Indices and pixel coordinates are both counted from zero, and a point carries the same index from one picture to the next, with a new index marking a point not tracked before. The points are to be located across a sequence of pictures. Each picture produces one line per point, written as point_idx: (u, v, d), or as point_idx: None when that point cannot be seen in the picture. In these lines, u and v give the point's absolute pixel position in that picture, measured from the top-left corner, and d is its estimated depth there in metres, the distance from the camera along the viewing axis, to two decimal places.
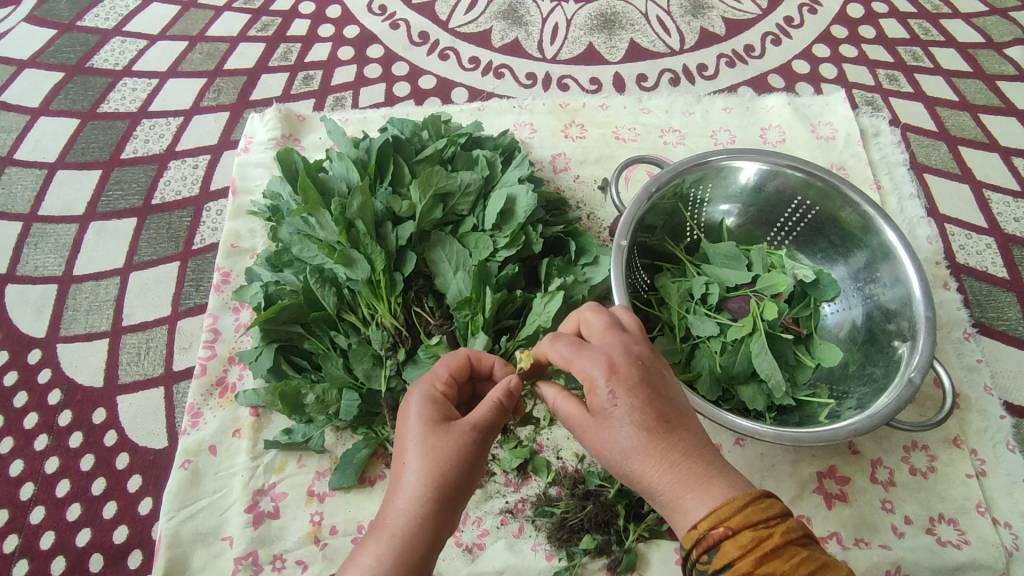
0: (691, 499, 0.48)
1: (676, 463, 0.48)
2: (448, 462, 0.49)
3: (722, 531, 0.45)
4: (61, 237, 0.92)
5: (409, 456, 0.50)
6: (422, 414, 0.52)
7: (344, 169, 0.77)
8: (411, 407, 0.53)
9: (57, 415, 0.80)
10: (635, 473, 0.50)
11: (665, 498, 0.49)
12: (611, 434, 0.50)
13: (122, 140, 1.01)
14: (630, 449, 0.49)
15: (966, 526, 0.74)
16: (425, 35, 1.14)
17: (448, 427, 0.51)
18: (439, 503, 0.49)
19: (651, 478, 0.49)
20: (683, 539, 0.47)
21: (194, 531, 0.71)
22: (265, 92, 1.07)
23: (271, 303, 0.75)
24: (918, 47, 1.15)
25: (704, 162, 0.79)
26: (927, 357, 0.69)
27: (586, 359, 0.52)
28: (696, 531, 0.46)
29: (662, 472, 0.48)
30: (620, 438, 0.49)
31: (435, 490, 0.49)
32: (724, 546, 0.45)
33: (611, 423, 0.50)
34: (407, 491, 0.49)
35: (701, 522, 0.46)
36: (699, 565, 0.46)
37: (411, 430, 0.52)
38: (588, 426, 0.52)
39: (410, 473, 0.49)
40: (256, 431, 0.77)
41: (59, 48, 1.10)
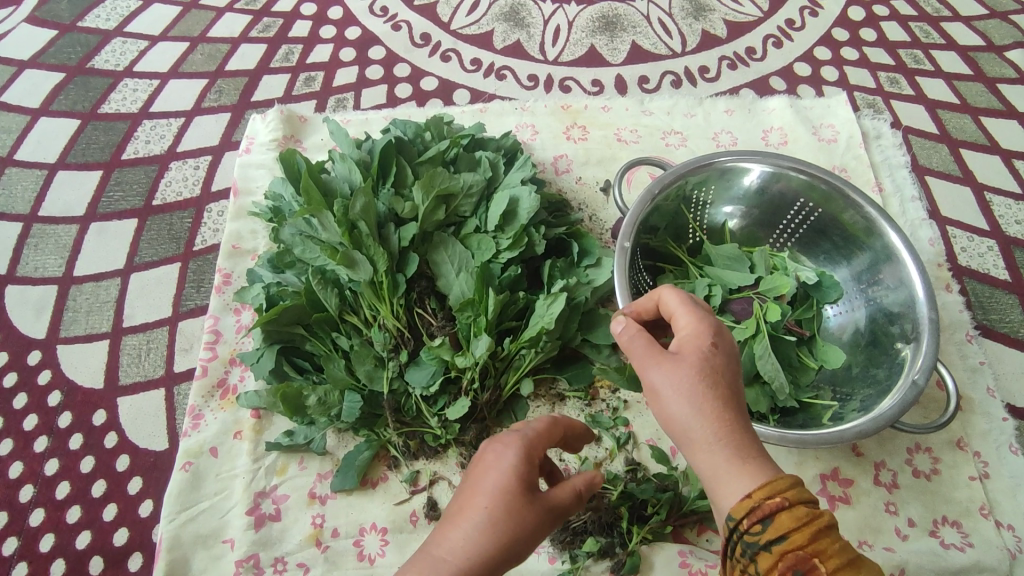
0: (744, 467, 0.47)
1: (741, 426, 0.49)
2: (516, 539, 0.46)
3: (780, 501, 0.45)
4: (61, 238, 0.91)
5: (476, 511, 0.47)
6: (507, 474, 0.48)
7: (347, 171, 0.77)
8: (497, 465, 0.49)
9: (57, 416, 0.79)
10: (701, 411, 0.49)
11: (713, 452, 0.48)
12: (694, 366, 0.50)
13: (123, 141, 1.00)
14: (705, 387, 0.50)
15: (970, 529, 0.74)
16: (427, 36, 1.14)
17: (527, 498, 0.48)
18: (490, 571, 0.46)
19: (717, 427, 0.49)
20: (734, 508, 0.46)
21: (195, 534, 0.71)
22: (266, 93, 1.07)
23: (272, 305, 0.74)
24: (919, 50, 1.15)
25: (707, 164, 0.79)
26: (931, 360, 0.69)
27: (689, 316, 0.54)
28: (751, 500, 0.45)
29: (728, 427, 0.49)
30: (702, 374, 0.50)
31: (496, 557, 0.46)
32: (780, 517, 0.44)
33: (699, 360, 0.51)
34: (469, 542, 0.46)
35: (758, 490, 0.46)
36: (746, 536, 0.45)
37: (492, 485, 0.48)
38: (663, 357, 0.52)
39: (477, 535, 0.46)
40: (257, 433, 0.76)
41: (60, 48, 1.10)
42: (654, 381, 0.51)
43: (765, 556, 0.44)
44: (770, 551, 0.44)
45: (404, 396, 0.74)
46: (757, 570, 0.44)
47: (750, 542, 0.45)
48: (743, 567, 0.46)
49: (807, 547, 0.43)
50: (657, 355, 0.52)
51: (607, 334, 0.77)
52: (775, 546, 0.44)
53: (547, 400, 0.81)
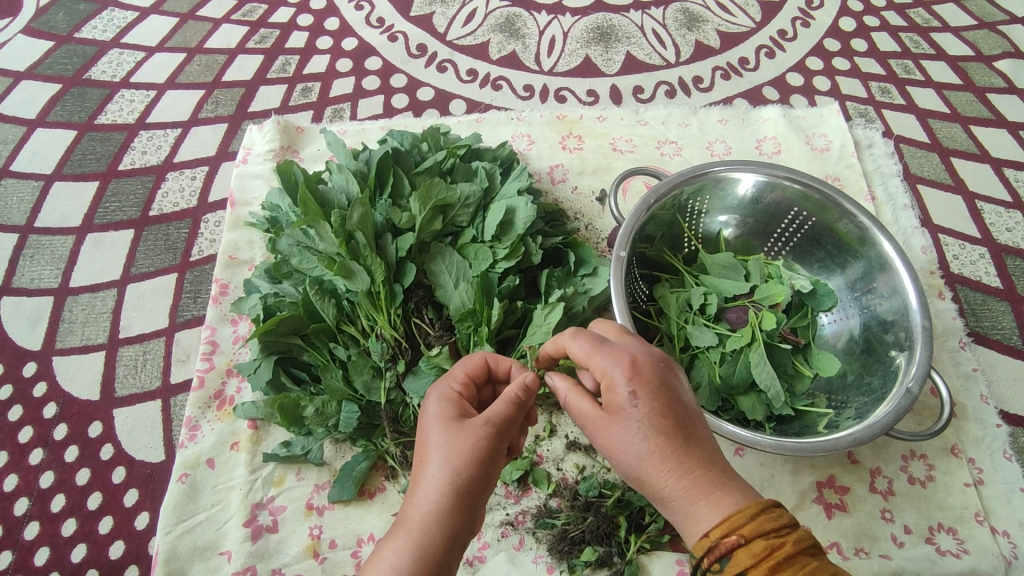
0: (705, 505, 0.48)
1: (691, 469, 0.49)
2: (465, 466, 0.50)
3: (735, 539, 0.46)
4: (57, 249, 0.91)
5: (429, 454, 0.51)
6: (443, 417, 0.53)
7: (344, 181, 0.77)
8: (432, 405, 0.55)
9: (53, 428, 0.79)
10: (650, 469, 0.49)
11: (677, 502, 0.49)
12: (629, 422, 0.50)
13: (119, 152, 1.00)
14: (643, 445, 0.49)
15: (965, 535, 0.75)
16: (424, 47, 1.14)
17: (462, 426, 0.52)
18: (461, 503, 0.50)
19: (671, 477, 0.49)
20: (695, 547, 0.48)
21: (192, 546, 0.71)
22: (263, 104, 1.07)
23: (270, 315, 0.74)
24: (910, 60, 1.17)
25: (702, 174, 0.80)
26: (924, 368, 0.69)
27: (604, 359, 0.52)
28: (710, 538, 0.47)
29: (676, 475, 0.49)
30: (642, 433, 0.49)
31: (458, 489, 0.50)
32: (736, 555, 0.45)
33: (631, 418, 0.50)
34: (431, 488, 0.50)
35: (715, 530, 0.47)
36: (709, 574, 0.47)
37: (434, 427, 0.53)
38: (599, 420, 0.52)
39: (429, 476, 0.50)
40: (254, 444, 0.76)
41: (57, 60, 1.10)
42: (605, 446, 0.52)
43: None
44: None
45: (402, 406, 0.74)
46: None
47: None
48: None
49: None
50: (594, 420, 0.52)
51: None
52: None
53: (546, 408, 0.80)
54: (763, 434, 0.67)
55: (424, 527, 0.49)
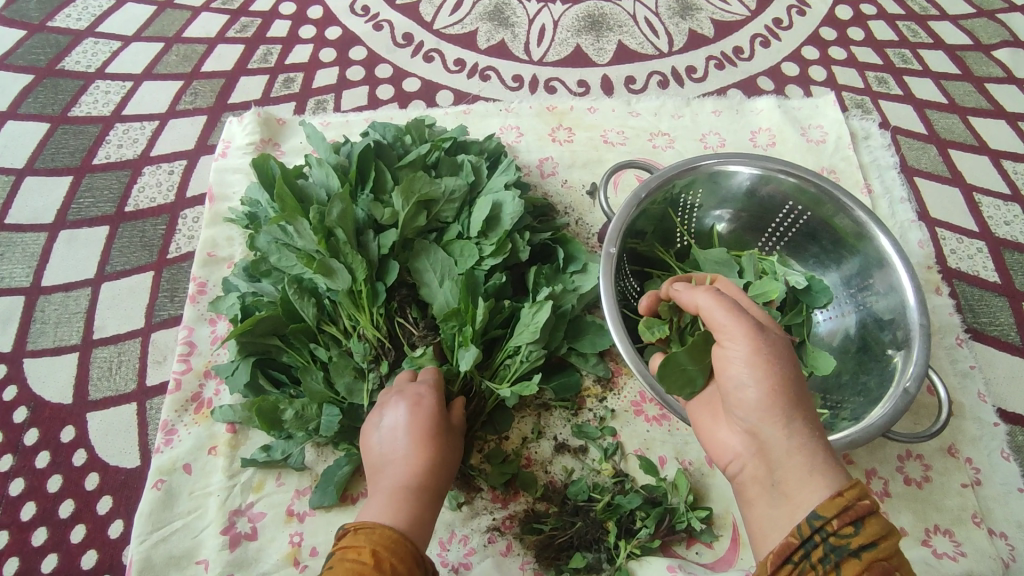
0: (832, 464, 0.49)
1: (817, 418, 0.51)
2: (442, 456, 0.61)
3: (871, 503, 0.46)
4: (29, 247, 0.88)
5: (406, 450, 0.60)
6: (416, 418, 0.62)
7: (325, 176, 0.74)
8: (405, 411, 0.62)
9: (23, 433, 0.76)
10: (799, 389, 0.51)
11: (795, 427, 0.50)
12: (784, 341, 0.53)
13: (94, 146, 0.97)
14: (785, 361, 0.51)
15: (962, 537, 0.73)
16: (410, 36, 1.11)
17: (438, 431, 0.62)
18: (434, 487, 0.59)
19: (802, 408, 0.50)
20: (823, 506, 0.46)
21: (167, 555, 0.68)
22: (244, 96, 1.04)
23: (248, 315, 0.72)
24: (907, 49, 1.14)
25: (695, 167, 0.77)
26: (922, 368, 0.67)
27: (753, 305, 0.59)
28: (843, 499, 0.46)
29: (796, 401, 0.50)
30: (777, 354, 0.51)
31: (439, 470, 0.60)
32: (871, 520, 0.45)
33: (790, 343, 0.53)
34: (411, 470, 0.59)
35: (849, 488, 0.46)
36: (833, 537, 0.45)
37: (412, 429, 0.61)
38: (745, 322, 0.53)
39: (413, 460, 0.59)
40: (233, 448, 0.74)
41: (29, 49, 1.06)
42: (734, 355, 0.52)
43: (854, 561, 0.44)
44: (859, 557, 0.44)
45: None
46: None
47: (837, 544, 0.44)
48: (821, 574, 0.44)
49: (895, 558, 0.44)
50: (728, 323, 0.53)
51: (592, 343, 0.75)
52: (865, 553, 0.44)
53: (533, 410, 0.79)
54: None
55: (412, 496, 0.57)
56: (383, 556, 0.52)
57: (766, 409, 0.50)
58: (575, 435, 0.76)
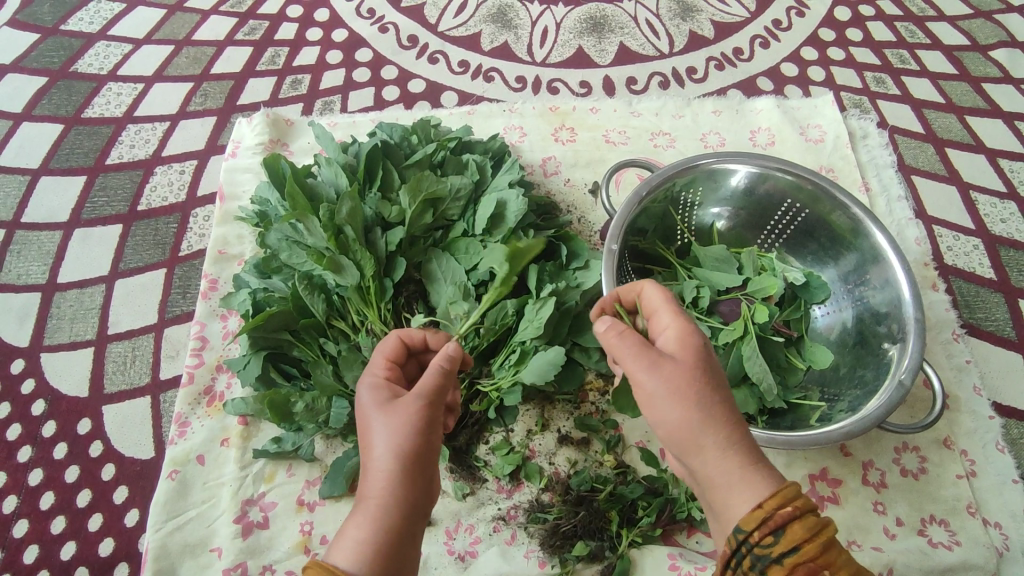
0: (756, 476, 0.49)
1: (735, 431, 0.50)
2: (412, 429, 0.50)
3: (792, 510, 0.46)
4: (45, 245, 0.90)
5: (369, 440, 0.51)
6: (372, 400, 0.53)
7: (333, 175, 0.76)
8: (361, 394, 0.54)
9: (41, 426, 0.78)
10: (706, 414, 0.50)
11: (708, 453, 0.50)
12: (688, 368, 0.51)
13: (106, 146, 0.99)
14: (693, 391, 0.50)
15: (957, 527, 0.75)
16: (415, 38, 1.13)
17: (399, 404, 0.52)
18: (415, 471, 0.50)
19: (716, 428, 0.50)
20: (743, 520, 0.47)
21: (182, 543, 0.70)
22: (252, 97, 1.06)
23: (259, 311, 0.74)
24: (905, 50, 1.16)
25: (695, 165, 0.79)
26: (917, 360, 0.69)
27: (665, 315, 0.56)
28: (763, 510, 0.47)
29: (706, 425, 0.50)
30: (683, 381, 0.51)
31: (411, 443, 0.50)
32: (792, 527, 0.46)
33: (696, 364, 0.52)
34: (376, 464, 0.49)
35: (769, 499, 0.47)
36: (756, 549, 0.46)
37: (371, 411, 0.52)
38: (648, 356, 0.52)
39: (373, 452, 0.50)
40: (245, 440, 0.76)
41: (42, 52, 1.09)
42: (645, 387, 0.52)
43: (776, 568, 0.45)
44: (781, 563, 0.45)
45: None
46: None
47: (760, 555, 0.46)
48: None
49: (818, 559, 0.45)
50: (633, 358, 0.52)
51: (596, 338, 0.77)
52: (786, 559, 0.45)
53: (537, 403, 0.80)
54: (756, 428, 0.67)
55: (383, 496, 0.48)
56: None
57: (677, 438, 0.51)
58: (578, 427, 0.77)
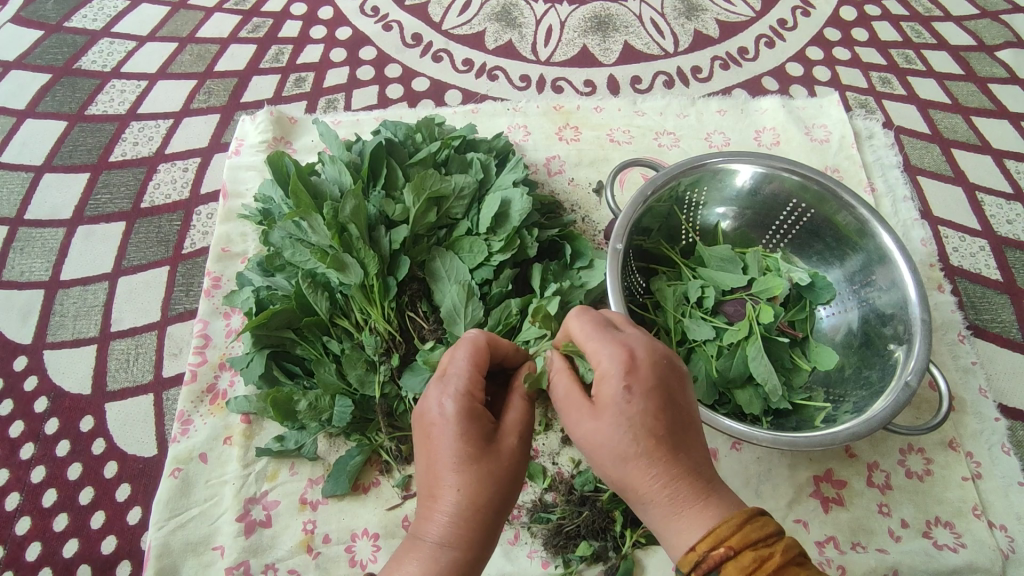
0: (691, 516, 0.48)
1: (667, 480, 0.48)
2: (499, 484, 0.50)
3: (723, 552, 0.45)
4: (48, 242, 0.90)
5: (447, 474, 0.49)
6: (460, 433, 0.50)
7: (337, 173, 0.76)
8: (444, 412, 0.51)
9: (44, 423, 0.78)
10: (629, 468, 0.49)
11: (641, 501, 0.50)
12: (604, 423, 0.49)
13: (110, 143, 0.99)
14: (624, 445, 0.49)
15: (963, 529, 0.74)
16: (419, 36, 1.13)
17: (491, 449, 0.50)
18: (484, 519, 0.49)
19: (649, 479, 0.49)
20: (680, 561, 0.47)
21: (184, 541, 0.70)
22: (256, 94, 1.06)
23: (262, 308, 0.74)
24: (911, 50, 1.15)
25: (700, 165, 0.78)
26: (923, 362, 0.69)
27: (604, 348, 0.51)
28: (695, 553, 0.46)
29: (642, 474, 0.48)
30: (627, 431, 0.48)
31: (489, 497, 0.49)
32: (725, 568, 0.44)
33: (614, 416, 0.49)
34: (450, 506, 0.48)
35: (701, 542, 0.46)
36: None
37: (456, 447, 0.50)
38: (577, 408, 0.52)
39: (451, 491, 0.49)
40: (247, 438, 0.76)
41: (46, 49, 1.09)
42: (583, 435, 0.51)
43: None
44: None
45: (397, 400, 0.74)
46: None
47: None
48: None
49: None
50: (567, 407, 0.53)
51: None
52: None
53: (540, 402, 0.80)
54: (760, 428, 0.67)
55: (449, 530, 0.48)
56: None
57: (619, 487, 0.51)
58: None
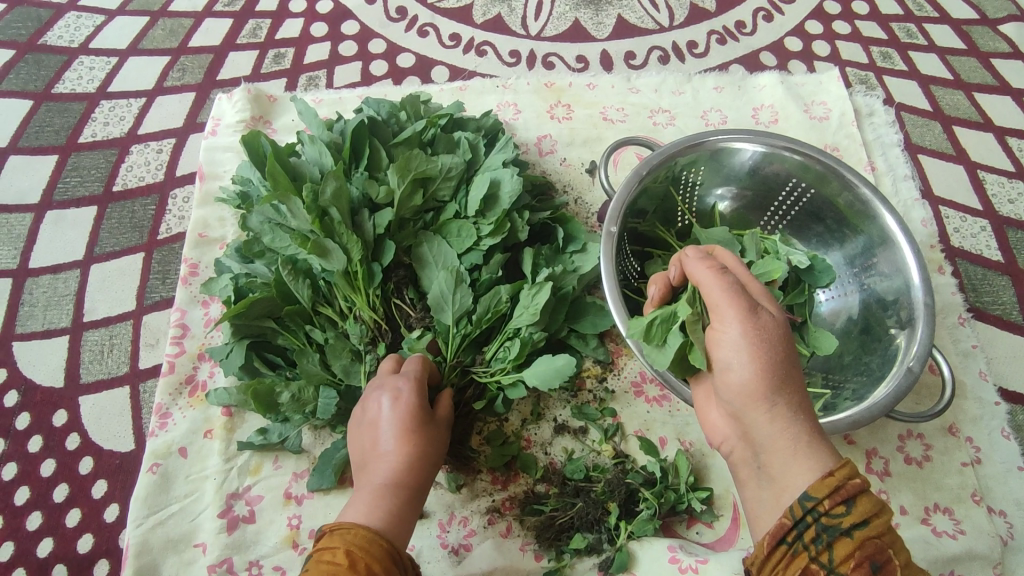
0: (818, 446, 0.49)
1: (803, 403, 0.50)
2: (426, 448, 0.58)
3: (861, 484, 0.46)
4: (15, 228, 0.86)
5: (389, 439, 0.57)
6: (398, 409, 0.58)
7: (318, 154, 0.72)
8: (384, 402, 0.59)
9: (14, 418, 0.75)
10: (784, 379, 0.50)
11: (777, 413, 0.49)
12: (777, 327, 0.51)
13: (79, 124, 0.94)
14: (795, 362, 0.51)
15: (962, 516, 0.73)
16: (404, 10, 1.08)
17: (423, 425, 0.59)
18: (411, 484, 0.56)
19: (789, 392, 0.50)
20: (815, 487, 0.46)
21: (164, 539, 0.68)
22: (233, 72, 1.01)
23: (241, 297, 0.70)
24: (912, 24, 1.12)
25: (698, 144, 0.75)
26: (926, 348, 0.67)
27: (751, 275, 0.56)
28: (835, 478, 0.46)
29: (783, 388, 0.50)
30: (786, 342, 0.51)
31: (417, 468, 0.57)
32: (861, 499, 0.45)
33: (781, 322, 0.52)
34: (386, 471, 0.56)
35: (839, 468, 0.47)
36: (825, 517, 0.45)
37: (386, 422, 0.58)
38: (737, 303, 0.52)
39: (390, 453, 0.57)
40: (229, 431, 0.73)
41: (9, 24, 1.03)
42: (736, 333, 0.51)
43: (845, 541, 0.44)
44: (850, 535, 0.44)
45: None
46: (832, 556, 0.44)
47: (828, 524, 0.45)
48: (812, 555, 0.45)
49: (885, 536, 0.44)
50: (723, 302, 0.52)
51: (593, 324, 0.74)
52: (856, 532, 0.44)
53: (531, 391, 0.77)
54: None
55: (385, 492, 0.55)
56: (359, 555, 0.50)
57: (752, 393, 0.50)
58: (575, 416, 0.75)
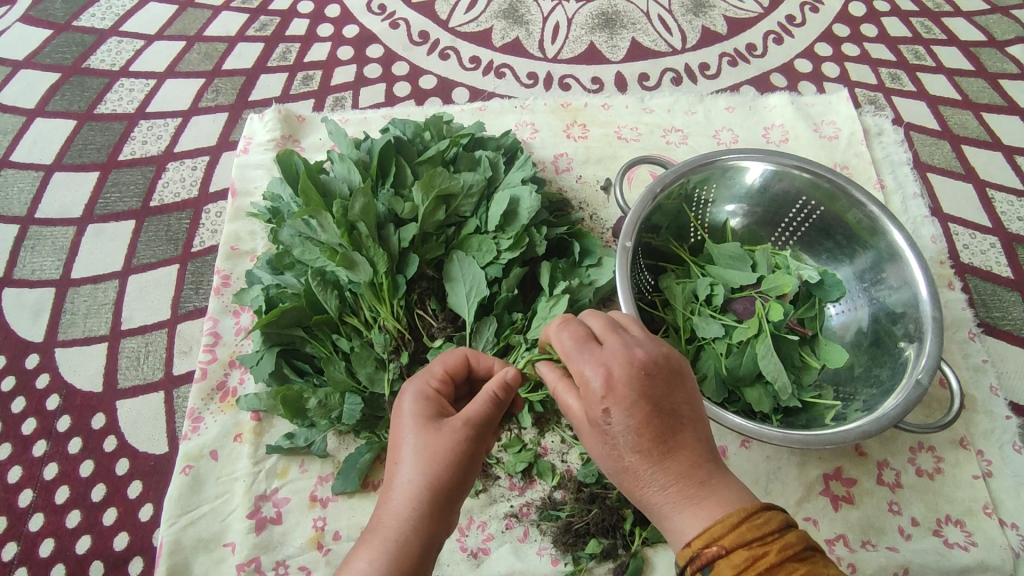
0: (686, 518, 0.48)
1: (665, 489, 0.49)
2: (439, 466, 0.51)
3: (716, 549, 0.46)
4: (59, 240, 0.91)
5: (403, 455, 0.52)
6: (416, 417, 0.54)
7: (346, 171, 0.76)
8: (405, 403, 0.56)
9: (56, 420, 0.79)
10: (632, 476, 0.51)
11: (646, 503, 0.51)
12: (603, 434, 0.51)
13: (119, 142, 1.00)
14: (640, 462, 0.50)
15: (973, 528, 0.74)
16: (426, 34, 1.13)
17: (441, 428, 0.53)
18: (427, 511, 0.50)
19: (641, 486, 0.50)
20: (679, 557, 0.48)
21: (196, 538, 0.71)
22: (264, 93, 1.06)
23: (272, 307, 0.74)
24: (921, 45, 1.15)
25: (709, 162, 0.78)
26: (934, 360, 0.68)
27: (586, 364, 0.52)
28: (691, 549, 0.47)
29: (636, 484, 0.51)
30: (620, 448, 0.50)
31: (430, 491, 0.51)
32: (717, 565, 0.45)
33: (608, 433, 0.50)
34: (400, 488, 0.51)
35: (695, 539, 0.47)
36: None
37: (402, 438, 0.53)
38: (577, 417, 0.54)
39: (400, 484, 0.51)
40: (258, 435, 0.76)
41: (55, 48, 1.09)
42: (590, 444, 0.53)
43: None
44: None
45: None
46: None
47: None
48: None
49: None
50: (572, 416, 0.55)
51: None
52: None
53: None
54: (770, 426, 0.66)
55: (391, 526, 0.50)
56: None
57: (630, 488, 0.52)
58: None
